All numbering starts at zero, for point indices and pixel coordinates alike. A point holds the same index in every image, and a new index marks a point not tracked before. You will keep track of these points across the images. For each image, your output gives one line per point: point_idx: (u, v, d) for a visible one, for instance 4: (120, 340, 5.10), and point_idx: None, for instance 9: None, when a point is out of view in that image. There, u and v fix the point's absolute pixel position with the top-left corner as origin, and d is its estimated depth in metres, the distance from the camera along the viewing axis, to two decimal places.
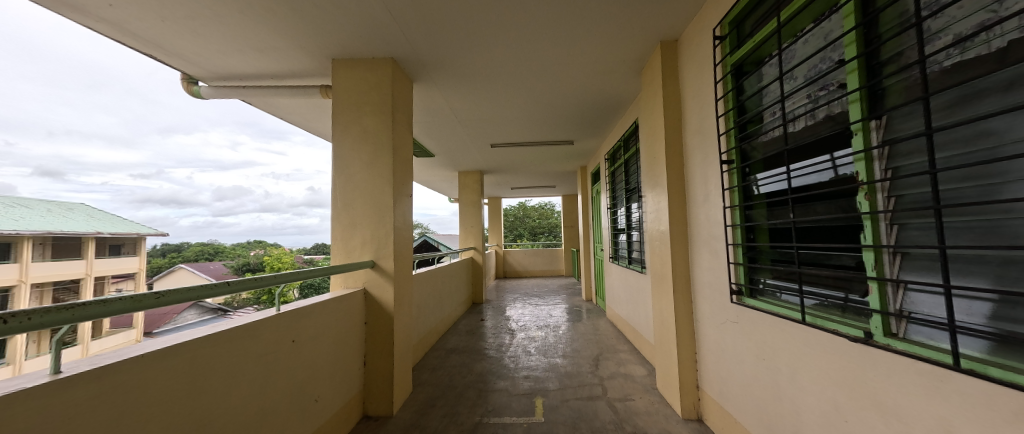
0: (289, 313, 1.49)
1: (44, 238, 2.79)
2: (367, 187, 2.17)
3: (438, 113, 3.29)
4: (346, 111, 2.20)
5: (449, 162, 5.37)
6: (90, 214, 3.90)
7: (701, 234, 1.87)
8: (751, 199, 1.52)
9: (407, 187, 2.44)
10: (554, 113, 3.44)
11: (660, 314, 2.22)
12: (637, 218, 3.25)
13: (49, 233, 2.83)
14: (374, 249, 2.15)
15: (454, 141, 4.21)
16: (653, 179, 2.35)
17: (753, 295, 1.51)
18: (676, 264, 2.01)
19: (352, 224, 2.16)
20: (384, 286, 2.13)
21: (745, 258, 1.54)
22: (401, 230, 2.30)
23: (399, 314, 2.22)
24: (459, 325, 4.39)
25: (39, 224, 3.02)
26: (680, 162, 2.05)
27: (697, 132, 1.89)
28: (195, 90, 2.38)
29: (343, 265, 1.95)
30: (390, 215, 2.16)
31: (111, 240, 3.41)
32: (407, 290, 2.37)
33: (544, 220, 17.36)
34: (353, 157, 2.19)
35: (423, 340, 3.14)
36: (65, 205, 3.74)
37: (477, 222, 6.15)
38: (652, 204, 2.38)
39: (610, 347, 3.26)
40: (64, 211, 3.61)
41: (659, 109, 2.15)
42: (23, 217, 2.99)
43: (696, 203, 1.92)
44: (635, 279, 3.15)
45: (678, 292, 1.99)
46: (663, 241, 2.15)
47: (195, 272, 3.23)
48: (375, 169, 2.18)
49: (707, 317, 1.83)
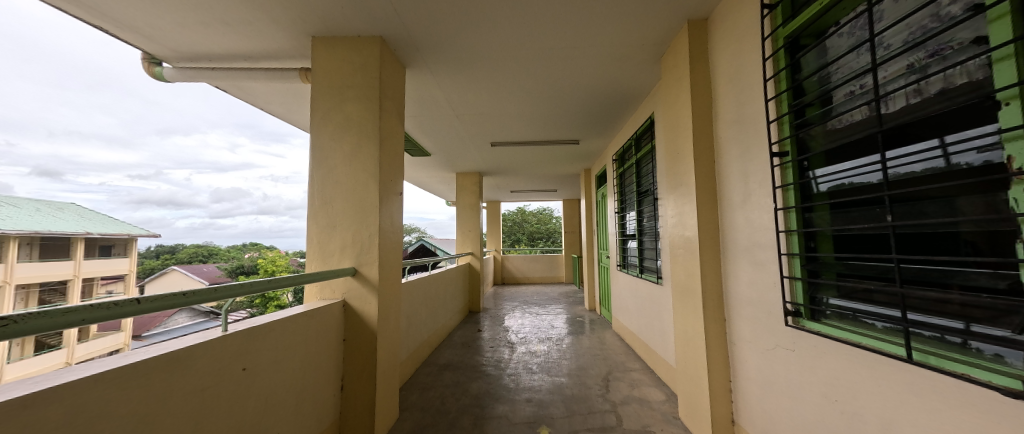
0: (242, 334, 1.19)
1: (33, 240, 2.48)
2: (349, 183, 1.89)
3: (434, 106, 3.02)
4: (328, 96, 1.93)
5: (446, 162, 5.10)
6: (80, 213, 3.59)
7: (739, 242, 1.58)
8: (811, 199, 1.25)
9: (397, 185, 2.16)
10: (561, 109, 3.18)
11: (684, 333, 1.93)
12: (651, 223, 2.96)
13: (37, 232, 2.52)
14: (355, 254, 1.85)
15: (451, 139, 3.94)
16: (675, 179, 2.07)
17: (815, 317, 1.23)
18: (706, 275, 1.72)
19: (331, 225, 1.87)
20: (366, 298, 1.83)
21: (804, 271, 1.26)
22: (388, 234, 2.00)
23: (385, 331, 1.91)
24: (454, 336, 4.07)
25: (31, 223, 2.69)
26: (709, 158, 1.78)
27: (733, 123, 1.62)
28: (157, 71, 2.09)
29: (317, 274, 1.65)
30: (375, 216, 1.87)
31: (102, 240, 3.07)
32: (393, 302, 2.06)
33: (543, 225, 17.12)
34: (334, 148, 1.90)
35: (413, 356, 2.82)
36: (56, 204, 3.40)
37: (475, 227, 5.87)
38: (673, 206, 2.09)
39: (620, 365, 2.94)
40: (55, 210, 3.28)
41: (685, 98, 1.88)
42: (11, 217, 2.66)
43: (731, 205, 1.64)
44: (649, 290, 2.85)
45: (708, 309, 1.71)
46: (689, 248, 1.86)
47: (189, 275, 3.02)
48: (358, 161, 1.90)
49: (746, 340, 1.54)
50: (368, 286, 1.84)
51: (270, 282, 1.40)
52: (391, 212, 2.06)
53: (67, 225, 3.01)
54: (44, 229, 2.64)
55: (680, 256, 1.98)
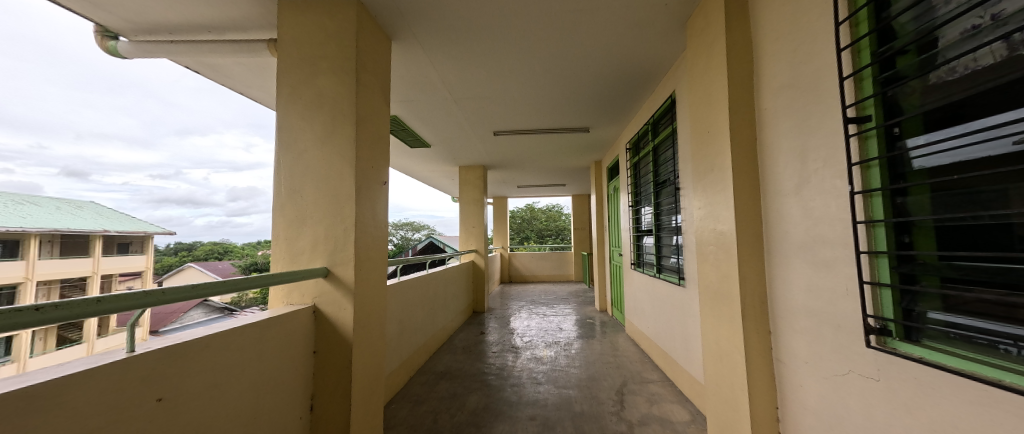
0: (159, 354, 0.93)
1: (51, 238, 2.17)
2: (321, 170, 1.63)
3: (428, 88, 2.74)
4: (298, 70, 1.67)
5: (448, 154, 4.83)
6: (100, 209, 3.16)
7: (792, 236, 1.27)
8: (907, 179, 0.91)
9: (381, 173, 1.89)
10: (569, 90, 2.86)
11: (716, 346, 1.62)
12: (670, 217, 2.64)
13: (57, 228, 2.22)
14: (328, 252, 1.60)
15: (451, 127, 3.66)
16: (702, 164, 1.75)
17: (913, 338, 0.90)
18: (744, 278, 1.41)
19: (301, 218, 1.62)
20: (340, 303, 1.57)
21: (896, 276, 0.93)
22: (369, 229, 1.74)
23: (364, 340, 1.65)
24: (455, 339, 3.82)
25: (53, 222, 2.34)
26: (749, 135, 1.46)
27: (783, 89, 1.30)
28: (111, 46, 1.85)
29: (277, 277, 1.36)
30: (350, 207, 1.60)
31: (118, 237, 2.66)
32: (377, 306, 1.80)
33: (552, 222, 16.77)
34: (305, 130, 1.65)
35: (405, 363, 2.57)
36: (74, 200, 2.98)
37: (479, 223, 5.59)
38: (701, 194, 1.78)
39: (636, 375, 2.63)
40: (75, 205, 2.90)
41: (717, 64, 1.55)
42: (30, 214, 2.30)
43: (781, 191, 1.32)
44: (669, 291, 2.53)
45: (747, 319, 1.40)
46: (722, 244, 1.55)
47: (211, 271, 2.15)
48: (331, 145, 1.63)
49: (800, 361, 1.23)
50: (342, 289, 1.58)
51: (218, 285, 1.12)
52: (374, 204, 1.80)
53: (89, 223, 2.64)
54: (64, 228, 2.30)
55: (710, 254, 1.67)
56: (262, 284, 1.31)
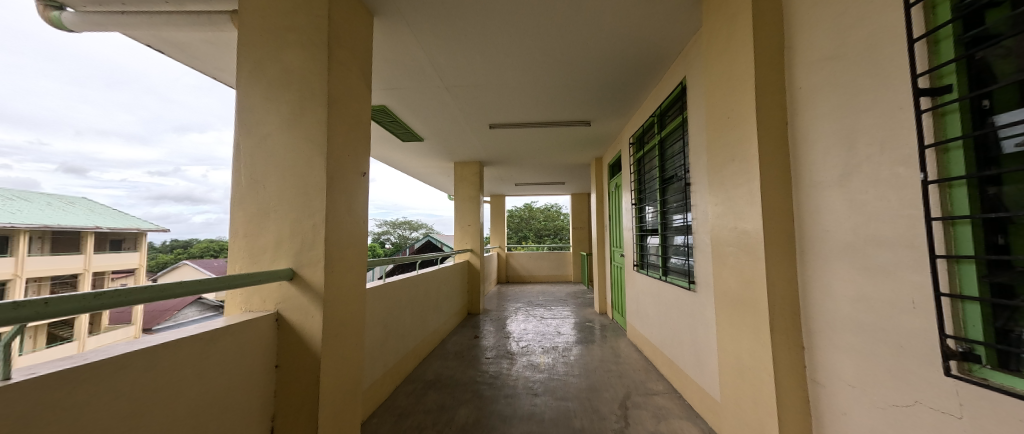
0: (47, 381, 0.72)
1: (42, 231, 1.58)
2: (287, 157, 1.42)
3: (418, 73, 2.55)
4: (264, 44, 1.47)
5: (443, 149, 4.62)
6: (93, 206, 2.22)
7: (833, 235, 1.07)
8: (1003, 164, 0.70)
9: (361, 163, 1.69)
10: (570, 78, 2.66)
11: (736, 360, 1.43)
12: (679, 215, 2.44)
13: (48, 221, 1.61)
14: (294, 251, 1.39)
15: (445, 119, 3.46)
16: (719, 154, 1.56)
17: (1011, 368, 0.70)
18: (772, 283, 1.22)
19: (264, 212, 1.41)
20: (307, 309, 1.37)
21: (986, 288, 0.72)
22: (345, 225, 1.54)
23: (336, 351, 1.45)
24: (448, 344, 3.61)
25: (42, 217, 1.70)
26: (778, 119, 1.26)
27: (823, 62, 1.10)
28: (55, 16, 1.64)
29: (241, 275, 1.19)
30: (320, 199, 1.40)
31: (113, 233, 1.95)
32: (353, 313, 1.60)
33: (551, 221, 16.57)
34: (270, 111, 1.44)
35: (390, 373, 2.36)
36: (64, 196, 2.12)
37: (475, 221, 5.38)
38: (717, 188, 1.58)
39: (640, 386, 2.44)
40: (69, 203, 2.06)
41: (740, 38, 1.36)
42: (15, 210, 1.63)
43: (819, 182, 1.13)
44: (677, 296, 2.33)
45: (775, 331, 1.20)
46: (744, 244, 1.36)
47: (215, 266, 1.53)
48: (298, 128, 1.43)
49: (844, 384, 1.04)
50: (309, 293, 1.37)
51: (178, 286, 0.97)
52: (351, 196, 1.59)
53: (81, 218, 1.96)
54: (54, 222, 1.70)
55: (729, 256, 1.48)
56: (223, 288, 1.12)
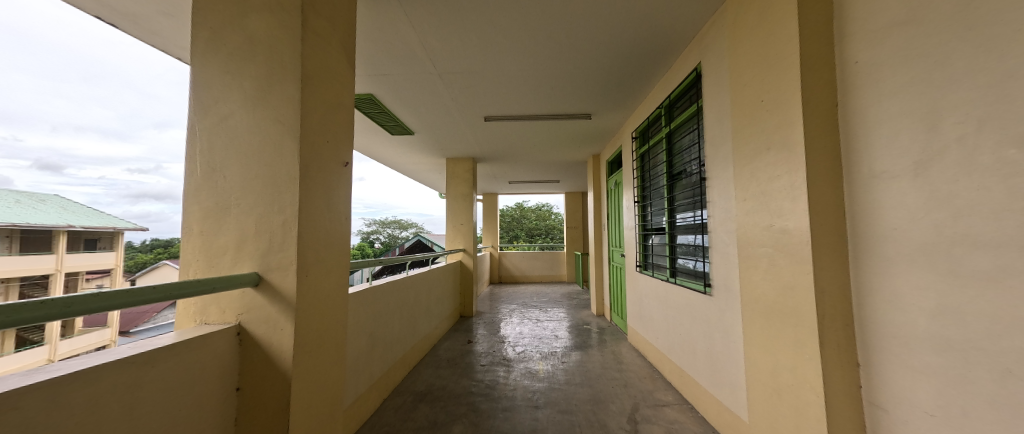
0: None
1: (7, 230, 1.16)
2: (253, 141, 1.19)
3: (409, 56, 2.33)
4: (226, 7, 1.24)
5: (434, 144, 4.39)
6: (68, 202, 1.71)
7: (904, 234, 0.91)
8: None
9: (342, 151, 1.47)
10: (575, 65, 2.47)
11: (772, 377, 1.26)
12: (689, 213, 2.28)
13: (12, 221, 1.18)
14: (259, 253, 1.16)
15: (438, 110, 3.23)
16: (750, 143, 1.39)
17: None
18: (823, 290, 1.06)
19: (225, 206, 1.18)
20: (276, 322, 1.15)
21: None
22: (323, 221, 1.32)
23: (311, 371, 1.23)
24: (439, 350, 3.39)
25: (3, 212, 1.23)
26: (828, 101, 1.10)
27: (893, 31, 0.93)
28: None
29: (228, 277, 1.05)
30: (293, 191, 1.18)
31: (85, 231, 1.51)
32: (331, 324, 1.38)
33: (543, 221, 16.43)
34: (231, 85, 1.21)
35: (375, 386, 2.14)
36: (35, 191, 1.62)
37: (468, 220, 5.17)
38: (748, 181, 1.41)
39: (648, 396, 2.28)
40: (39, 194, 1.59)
41: (782, 9, 1.19)
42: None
43: (883, 173, 0.97)
44: (689, 300, 2.17)
45: (827, 345, 1.04)
46: (784, 245, 1.19)
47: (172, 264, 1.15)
48: (267, 106, 1.20)
49: (921, 410, 0.88)
50: (279, 303, 1.15)
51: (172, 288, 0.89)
52: (330, 189, 1.37)
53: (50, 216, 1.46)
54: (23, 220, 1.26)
55: (763, 259, 1.31)
56: (215, 290, 1.02)
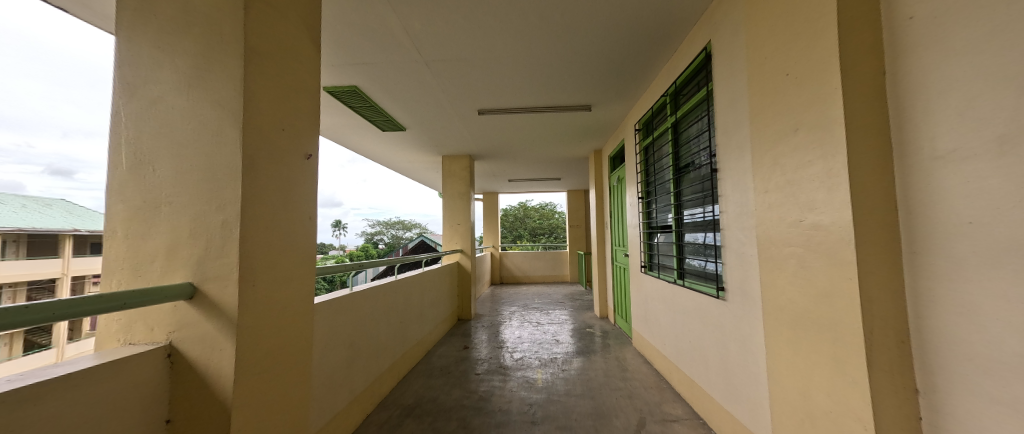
0: None
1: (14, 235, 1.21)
2: (187, 127, 1.02)
3: (391, 42, 2.15)
4: None
5: (428, 141, 4.22)
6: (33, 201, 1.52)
7: (985, 230, 0.71)
8: None
9: (304, 142, 1.30)
10: (572, 50, 2.27)
11: (802, 400, 1.07)
12: (697, 209, 2.08)
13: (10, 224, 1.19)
14: (195, 259, 0.99)
15: (428, 103, 3.06)
16: (774, 125, 1.19)
17: None
18: (872, 300, 0.86)
19: (154, 204, 1.01)
20: (213, 341, 0.97)
21: None
22: (277, 221, 1.15)
23: (261, 396, 1.06)
24: (433, 357, 3.22)
25: None
26: (872, 69, 0.90)
27: None
28: None
29: (146, 290, 0.86)
30: (235, 186, 1.00)
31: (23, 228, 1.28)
32: (290, 339, 1.20)
33: (546, 220, 16.22)
34: (162, 62, 1.03)
35: (357, 401, 1.97)
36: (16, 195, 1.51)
37: (465, 220, 4.99)
38: (771, 169, 1.21)
39: (655, 410, 2.08)
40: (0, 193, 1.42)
41: None
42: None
43: (950, 153, 0.77)
44: (699, 305, 1.97)
45: (879, 368, 0.85)
46: (818, 243, 1.00)
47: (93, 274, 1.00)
48: (204, 87, 1.02)
49: None
50: (217, 318, 0.98)
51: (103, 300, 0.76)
52: (287, 184, 1.20)
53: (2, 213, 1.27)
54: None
55: (791, 260, 1.11)
56: (151, 302, 0.88)
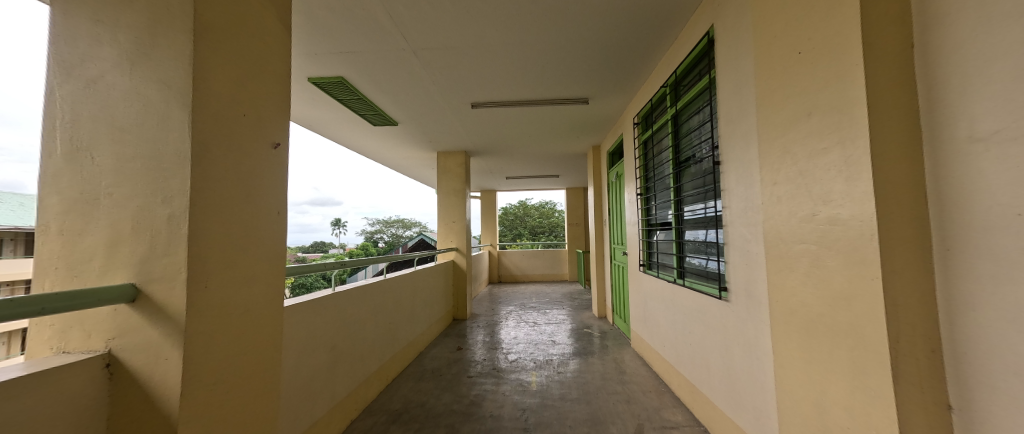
0: None
1: None
2: (130, 111, 0.92)
3: (374, 29, 2.03)
4: None
5: (422, 136, 4.11)
6: None
7: None
8: None
9: (269, 129, 1.19)
10: (565, 38, 2.16)
11: (814, 413, 0.97)
12: (698, 205, 1.97)
13: None
14: (137, 257, 0.89)
15: (419, 95, 2.95)
16: (783, 110, 1.08)
17: None
18: (898, 304, 0.75)
19: (93, 196, 0.90)
20: (156, 348, 0.87)
21: None
22: (235, 216, 1.04)
23: (213, 409, 0.95)
24: (425, 359, 3.12)
25: None
26: (896, 41, 0.80)
27: None
28: None
29: (73, 292, 0.74)
30: (181, 175, 0.90)
31: None
32: (252, 345, 1.09)
33: (545, 218, 16.11)
34: (103, 40, 0.93)
35: (339, 406, 1.87)
36: None
37: (461, 217, 4.89)
38: (780, 158, 1.10)
39: (653, 416, 1.98)
40: None
41: None
42: None
43: (989, 134, 0.66)
44: (700, 306, 1.86)
45: (907, 382, 0.74)
46: (834, 240, 0.89)
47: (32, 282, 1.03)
48: (148, 66, 0.92)
49: None
50: (160, 324, 0.87)
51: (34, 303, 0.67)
52: (248, 175, 1.09)
53: None
54: None
55: (802, 258, 1.01)
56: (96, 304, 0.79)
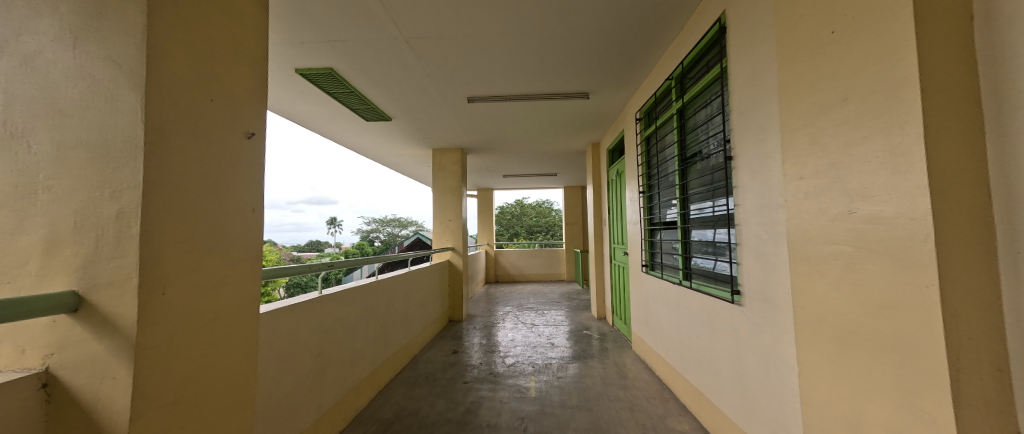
0: None
1: None
2: (74, 92, 0.80)
3: (363, 16, 1.91)
4: None
5: (417, 132, 3.99)
6: None
7: None
8: None
9: (242, 117, 1.07)
10: (566, 27, 2.05)
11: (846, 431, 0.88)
12: (706, 203, 1.87)
13: None
14: (81, 260, 0.77)
15: (413, 88, 2.83)
16: (811, 97, 0.98)
17: None
18: (955, 314, 0.66)
19: (29, 190, 0.78)
20: (102, 365, 0.75)
21: None
22: (201, 213, 0.93)
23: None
24: (419, 363, 3.00)
25: None
26: (952, 14, 0.70)
27: None
28: None
29: None
30: (131, 166, 0.78)
31: None
32: (220, 358, 0.98)
33: (543, 217, 16.01)
34: (43, 11, 0.81)
35: (326, 417, 1.75)
36: None
37: (457, 216, 4.77)
38: (807, 150, 1.00)
39: (659, 426, 1.88)
40: None
41: None
42: None
43: None
44: (708, 309, 1.77)
45: (966, 404, 0.64)
46: (876, 240, 0.79)
47: None
48: (93, 40, 0.80)
49: None
50: (106, 338, 0.76)
51: None
52: (215, 167, 0.97)
53: None
54: None
55: (835, 260, 0.91)
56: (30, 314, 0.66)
